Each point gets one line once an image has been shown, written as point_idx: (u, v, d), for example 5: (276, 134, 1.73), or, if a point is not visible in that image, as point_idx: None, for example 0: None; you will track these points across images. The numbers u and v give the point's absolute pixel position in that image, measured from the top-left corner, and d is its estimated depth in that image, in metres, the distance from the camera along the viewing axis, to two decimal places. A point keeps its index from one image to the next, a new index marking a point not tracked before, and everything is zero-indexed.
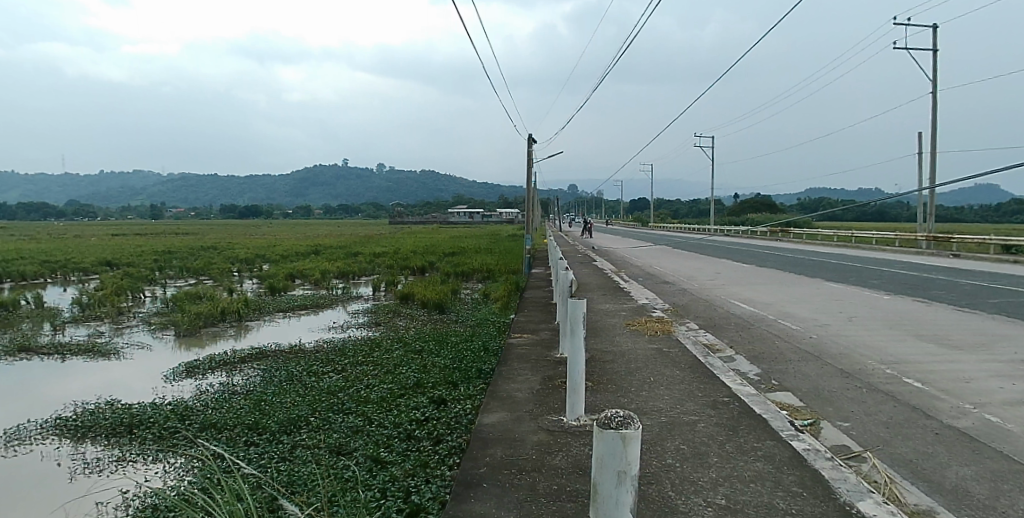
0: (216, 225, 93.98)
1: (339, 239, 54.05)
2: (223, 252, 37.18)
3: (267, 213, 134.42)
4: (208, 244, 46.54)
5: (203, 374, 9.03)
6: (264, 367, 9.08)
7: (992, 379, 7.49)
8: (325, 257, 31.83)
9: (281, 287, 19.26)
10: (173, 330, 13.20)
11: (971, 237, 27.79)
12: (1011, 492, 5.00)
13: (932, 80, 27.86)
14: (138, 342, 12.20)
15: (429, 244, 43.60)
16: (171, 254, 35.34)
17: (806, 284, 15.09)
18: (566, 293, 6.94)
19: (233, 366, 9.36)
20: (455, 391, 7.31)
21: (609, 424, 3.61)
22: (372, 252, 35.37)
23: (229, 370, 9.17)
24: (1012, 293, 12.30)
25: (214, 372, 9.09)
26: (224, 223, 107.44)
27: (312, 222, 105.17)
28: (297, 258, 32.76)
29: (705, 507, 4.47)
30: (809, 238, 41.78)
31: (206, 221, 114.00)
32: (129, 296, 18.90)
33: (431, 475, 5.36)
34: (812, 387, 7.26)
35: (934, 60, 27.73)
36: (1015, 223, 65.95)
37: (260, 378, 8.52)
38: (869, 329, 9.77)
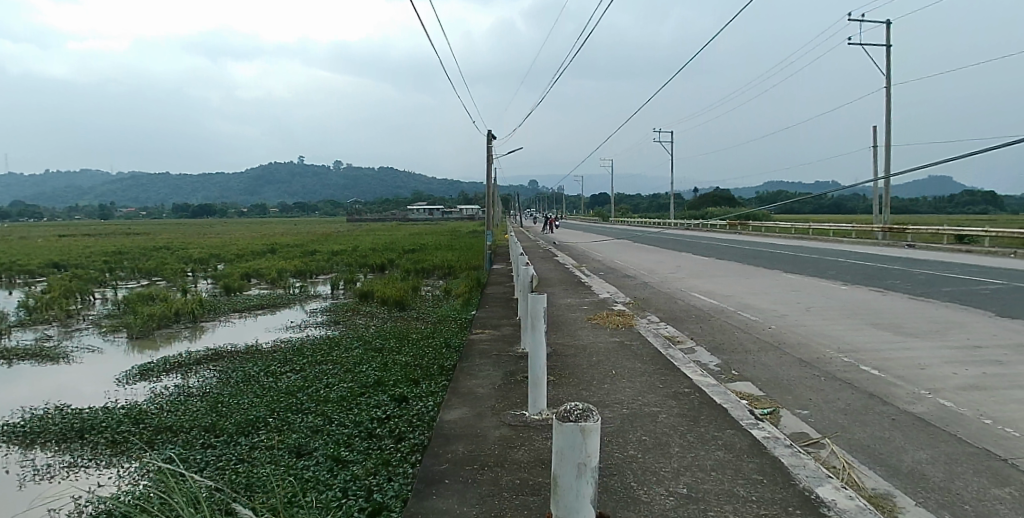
0: (173, 225, 92.22)
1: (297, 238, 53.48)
2: (178, 252, 36.43)
3: (230, 214, 132.32)
4: (163, 243, 45.70)
5: (157, 376, 8.86)
6: (222, 368, 8.97)
7: (945, 365, 7.70)
8: (284, 257, 31.46)
9: (237, 287, 18.98)
10: (125, 332, 12.93)
11: (924, 228, 28.63)
12: (966, 474, 5.12)
13: (886, 75, 28.61)
14: (89, 345, 11.94)
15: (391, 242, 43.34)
16: (123, 256, 34.56)
17: (766, 275, 15.36)
18: (527, 288, 6.91)
19: (188, 367, 9.20)
20: (416, 388, 7.26)
21: (569, 418, 3.60)
22: (332, 250, 35.08)
23: (184, 372, 8.98)
24: (963, 281, 12.70)
25: (169, 374, 8.93)
26: (181, 222, 105.24)
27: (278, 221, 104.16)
28: (254, 257, 32.27)
29: (667, 496, 4.50)
30: (768, 232, 42.67)
31: (166, 222, 111.70)
32: (78, 298, 18.43)
33: (393, 472, 5.31)
34: (771, 376, 7.37)
35: (888, 55, 28.60)
36: (966, 213, 68.20)
37: (216, 379, 8.39)
38: (827, 318, 9.97)
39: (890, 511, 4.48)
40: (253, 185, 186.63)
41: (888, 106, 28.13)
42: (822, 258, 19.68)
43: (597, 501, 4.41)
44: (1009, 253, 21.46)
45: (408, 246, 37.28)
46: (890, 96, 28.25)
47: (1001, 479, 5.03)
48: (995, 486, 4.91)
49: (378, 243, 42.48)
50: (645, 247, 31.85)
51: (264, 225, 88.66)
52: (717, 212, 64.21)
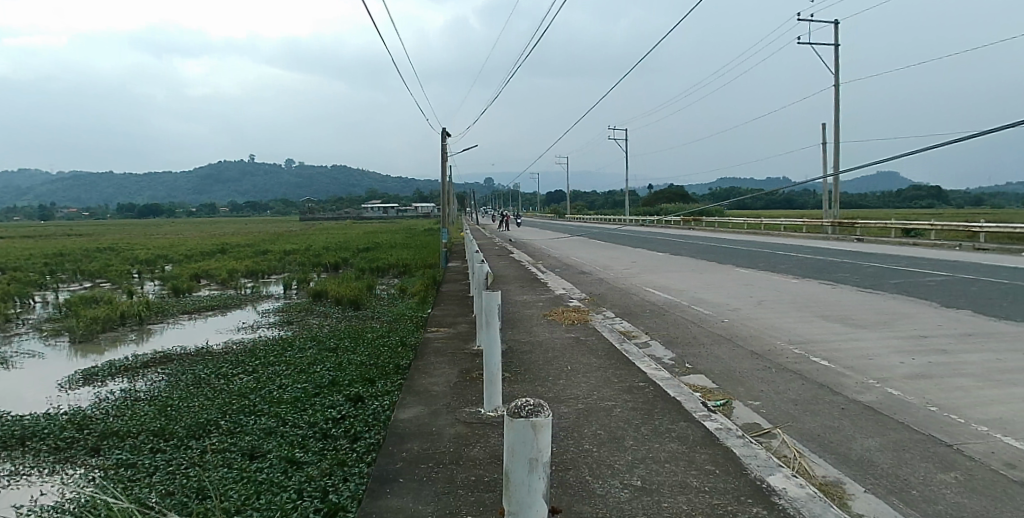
0: (121, 225, 89.76)
1: (247, 237, 52.61)
2: (123, 253, 35.48)
3: (186, 214, 129.53)
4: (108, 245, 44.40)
5: (103, 380, 8.66)
6: (171, 371, 8.79)
7: (893, 355, 7.93)
8: (234, 257, 30.92)
9: (185, 288, 18.63)
10: (67, 336, 12.58)
11: (872, 222, 29.48)
12: (912, 460, 5.28)
13: (835, 74, 29.38)
14: (29, 350, 11.60)
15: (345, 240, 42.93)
16: (63, 258, 33.52)
17: (720, 270, 15.63)
18: (482, 285, 6.91)
19: (135, 371, 9.00)
20: (372, 387, 7.21)
21: (521, 414, 3.60)
22: (284, 250, 34.58)
23: (131, 376, 8.77)
24: (908, 273, 13.10)
25: (115, 378, 8.73)
26: (132, 222, 102.52)
27: (237, 222, 102.44)
28: (202, 258, 31.66)
29: (621, 489, 4.55)
30: (722, 226, 43.45)
31: (118, 223, 108.82)
32: (18, 302, 17.85)
33: (349, 473, 5.27)
34: (723, 368, 7.50)
35: (836, 55, 29.40)
36: (915, 208, 70.45)
37: (165, 382, 8.23)
38: (779, 311, 10.18)
39: (839, 498, 4.60)
40: (211, 184, 182.90)
41: (837, 104, 28.91)
42: (774, 252, 20.13)
43: (552, 496, 4.43)
44: (954, 245, 22.24)
45: (363, 245, 36.99)
46: (839, 94, 29.03)
47: (946, 464, 5.20)
48: (941, 471, 5.07)
49: (333, 241, 42.04)
50: (602, 243, 32.15)
51: (218, 225, 87.01)
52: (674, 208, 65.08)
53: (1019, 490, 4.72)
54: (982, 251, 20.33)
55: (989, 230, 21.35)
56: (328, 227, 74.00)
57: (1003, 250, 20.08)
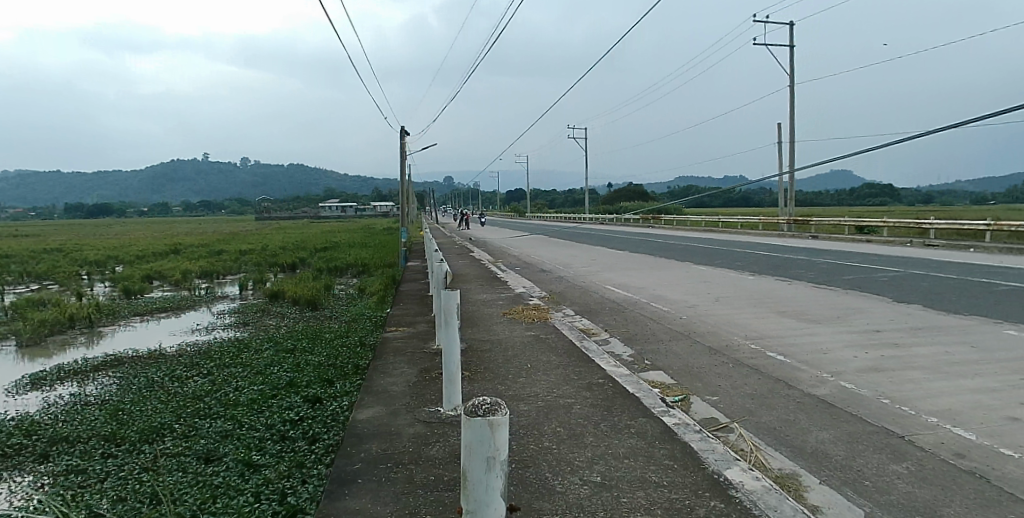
0: (73, 225, 87.28)
1: (201, 237, 51.67)
2: (71, 254, 34.52)
3: (145, 214, 126.59)
4: (53, 246, 43.00)
5: (51, 384, 8.44)
6: (122, 374, 8.61)
7: (847, 349, 8.13)
8: (188, 257, 30.37)
9: (137, 290, 18.26)
10: (12, 340, 12.25)
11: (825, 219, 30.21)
12: (866, 452, 5.43)
13: (790, 75, 30.04)
14: None
15: (303, 240, 42.44)
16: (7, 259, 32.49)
17: (678, 267, 15.84)
18: (441, 284, 6.89)
19: (85, 375, 8.79)
20: (330, 388, 7.16)
21: (477, 412, 3.60)
22: (240, 250, 34.03)
23: (80, 380, 8.57)
24: (860, 269, 13.45)
25: (64, 382, 8.52)
26: (86, 222, 99.76)
27: (196, 221, 100.02)
28: (154, 258, 31.03)
29: (581, 486, 4.59)
30: (681, 223, 44.04)
31: (71, 222, 105.83)
32: None
33: (307, 474, 5.22)
34: (681, 365, 7.61)
35: (791, 57, 30.11)
36: (870, 205, 72.34)
37: (117, 386, 8.06)
38: (735, 308, 10.35)
39: (796, 490, 4.70)
40: (172, 182, 179.07)
41: (792, 104, 29.56)
42: (732, 249, 20.47)
43: (512, 494, 4.45)
44: (905, 242, 22.89)
45: (321, 244, 36.59)
46: (793, 94, 29.69)
47: (898, 455, 5.35)
48: (894, 462, 5.21)
49: (290, 241, 41.52)
50: (563, 241, 32.36)
51: (174, 225, 85.18)
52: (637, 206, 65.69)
53: (966, 478, 4.89)
54: (932, 248, 20.93)
55: (939, 227, 22.02)
56: (285, 226, 73.07)
57: (951, 246, 20.72)
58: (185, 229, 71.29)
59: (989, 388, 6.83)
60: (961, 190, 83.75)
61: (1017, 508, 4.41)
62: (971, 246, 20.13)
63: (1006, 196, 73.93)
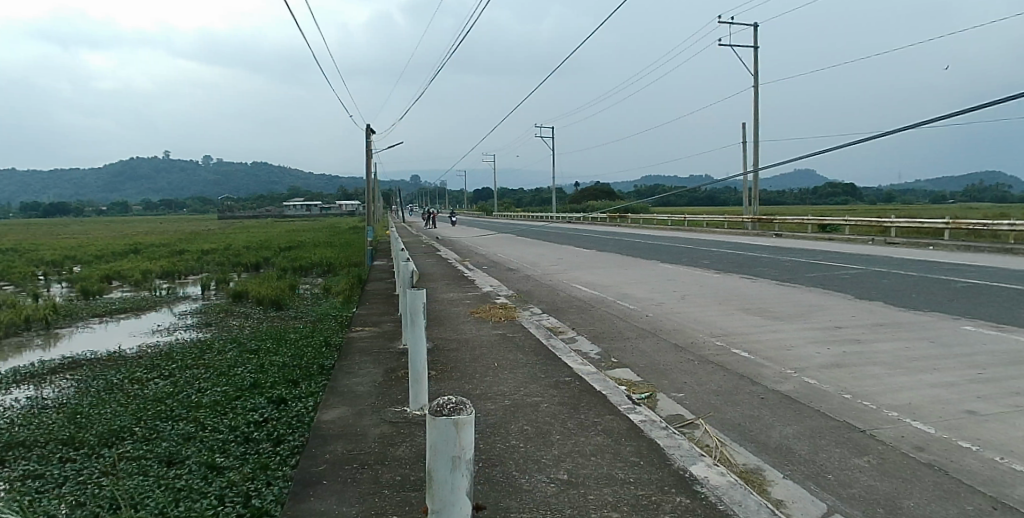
0: (29, 224, 84.95)
1: (160, 236, 50.68)
2: (25, 255, 33.63)
3: (107, 212, 123.85)
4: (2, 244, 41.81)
5: (6, 388, 8.23)
6: (81, 377, 8.42)
7: (810, 345, 8.30)
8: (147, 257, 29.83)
9: (95, 291, 17.89)
10: None
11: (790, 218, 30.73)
12: (828, 446, 5.54)
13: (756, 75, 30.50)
14: None
15: (268, 239, 41.93)
16: None
17: (645, 265, 16.00)
18: (407, 284, 6.87)
19: (42, 378, 8.58)
20: (295, 389, 7.10)
21: (443, 412, 3.56)
22: (201, 249, 33.52)
23: (37, 383, 8.36)
24: (822, 267, 13.72)
25: (20, 385, 8.31)
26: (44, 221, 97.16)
27: (162, 220, 98.08)
28: (113, 258, 30.40)
29: (548, 484, 4.62)
30: (649, 220, 44.45)
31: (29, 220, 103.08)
32: None
33: (272, 476, 5.17)
34: (647, 362, 7.69)
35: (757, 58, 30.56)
36: (833, 204, 73.83)
37: (75, 389, 7.88)
38: (701, 305, 10.49)
39: (760, 485, 4.78)
40: (136, 180, 175.43)
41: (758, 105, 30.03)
42: (698, 248, 20.71)
43: (479, 493, 4.45)
44: (867, 240, 23.40)
45: (286, 243, 36.19)
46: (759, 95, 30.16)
47: (860, 449, 5.48)
48: (856, 456, 5.33)
49: (254, 240, 40.97)
50: (531, 240, 32.45)
51: (135, 224, 83.46)
52: (605, 205, 66.10)
53: (926, 471, 5.02)
54: (893, 246, 21.42)
55: (900, 225, 22.54)
56: (247, 225, 72.02)
57: (911, 244, 21.24)
58: (144, 228, 69.84)
59: (947, 383, 7.02)
60: (921, 189, 85.83)
61: (974, 500, 4.53)
62: (929, 244, 20.66)
63: (964, 195, 76.04)
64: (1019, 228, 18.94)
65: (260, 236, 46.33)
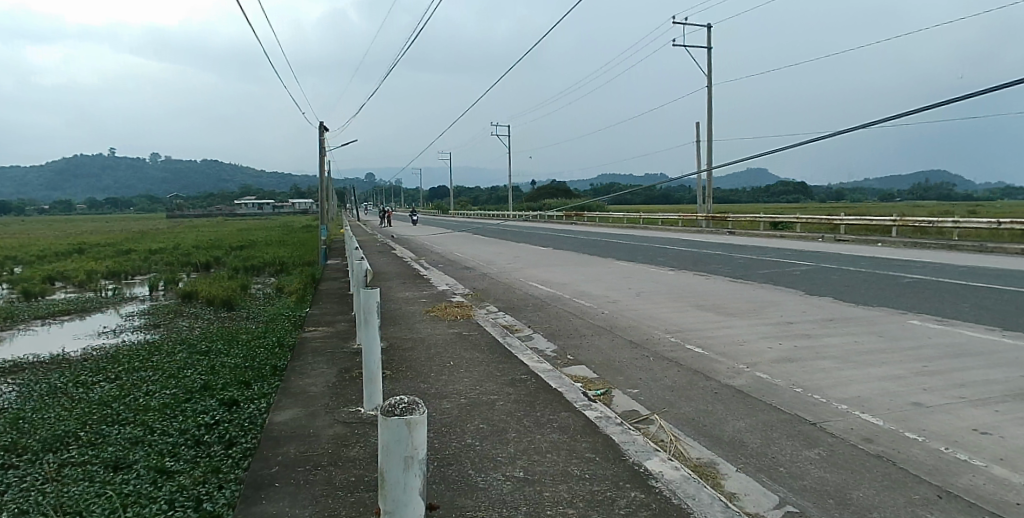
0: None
1: (103, 236, 49.12)
2: None
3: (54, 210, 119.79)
4: None
5: None
6: (22, 381, 8.15)
7: (763, 340, 8.50)
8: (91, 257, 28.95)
9: (36, 293, 17.31)
10: None
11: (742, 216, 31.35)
12: (779, 439, 5.69)
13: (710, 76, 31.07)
14: None
15: (217, 238, 41.07)
16: None
17: (601, 263, 16.15)
18: (362, 282, 6.83)
19: None
20: (247, 391, 7.01)
21: (395, 412, 3.53)
22: (148, 249, 32.65)
23: None
24: (773, 264, 14.04)
25: None
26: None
27: (114, 220, 95.44)
28: (55, 259, 29.39)
29: (504, 481, 4.64)
30: (607, 218, 44.86)
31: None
32: None
33: (224, 479, 5.08)
34: (602, 358, 7.79)
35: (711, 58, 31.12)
36: (787, 202, 75.57)
37: (16, 394, 7.62)
38: (656, 302, 10.65)
39: (713, 478, 4.88)
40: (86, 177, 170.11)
41: (712, 105, 30.61)
42: (654, 245, 20.99)
43: (435, 493, 4.45)
44: (818, 236, 24.01)
45: (237, 242, 35.51)
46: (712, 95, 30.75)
47: (811, 441, 5.63)
48: (806, 448, 5.48)
49: (202, 240, 40.07)
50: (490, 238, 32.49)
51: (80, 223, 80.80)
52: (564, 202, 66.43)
53: (873, 462, 5.18)
54: (843, 243, 22.02)
55: (850, 222, 23.16)
56: (196, 223, 70.25)
57: (860, 241, 21.93)
58: (88, 228, 67.69)
59: (894, 375, 7.26)
60: (872, 187, 88.36)
61: (920, 489, 4.70)
62: (878, 240, 21.28)
63: (912, 192, 78.61)
64: (962, 225, 19.65)
65: (210, 236, 45.41)
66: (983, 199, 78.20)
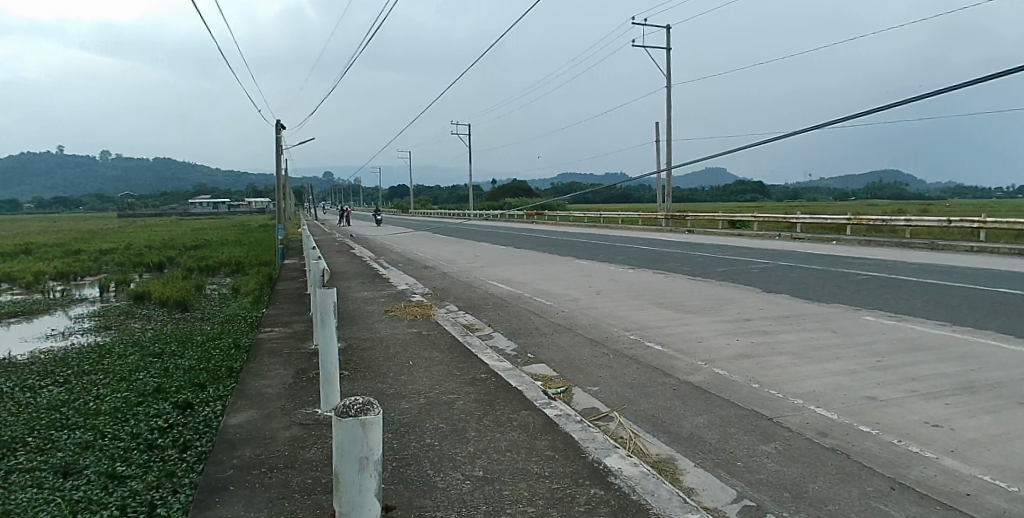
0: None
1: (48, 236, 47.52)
2: None
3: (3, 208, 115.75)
4: None
5: None
6: None
7: (720, 337, 8.66)
8: (36, 258, 28.01)
9: None
10: None
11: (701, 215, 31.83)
12: (735, 434, 5.81)
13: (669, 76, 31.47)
14: None
15: (168, 238, 40.10)
16: None
17: (561, 262, 16.26)
18: (319, 282, 6.78)
19: None
20: (202, 394, 6.91)
21: (349, 414, 3.50)
22: (97, 250, 31.76)
23: None
24: (730, 262, 14.29)
25: None
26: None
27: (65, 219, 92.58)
28: None
29: (463, 481, 4.65)
30: (569, 216, 45.06)
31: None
32: None
33: (178, 484, 5.00)
34: (562, 357, 7.85)
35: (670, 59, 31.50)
36: (747, 200, 76.87)
37: None
38: (615, 300, 10.77)
39: (672, 474, 4.97)
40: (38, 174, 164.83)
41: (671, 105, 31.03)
42: (615, 244, 21.19)
43: (393, 493, 4.45)
44: (774, 235, 24.53)
45: (191, 242, 34.76)
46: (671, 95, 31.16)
47: (767, 436, 5.76)
48: (763, 443, 5.60)
49: (154, 239, 39.06)
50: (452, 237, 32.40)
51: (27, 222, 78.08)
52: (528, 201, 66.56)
53: (828, 455, 5.32)
54: (799, 241, 22.51)
55: (805, 221, 23.69)
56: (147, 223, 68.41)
57: (815, 239, 22.46)
58: (34, 227, 65.41)
59: (849, 370, 7.46)
60: (829, 186, 90.39)
61: (874, 481, 4.84)
62: (833, 238, 21.79)
63: (867, 191, 80.64)
64: (914, 223, 20.25)
65: (161, 236, 44.35)
66: (935, 198, 80.61)
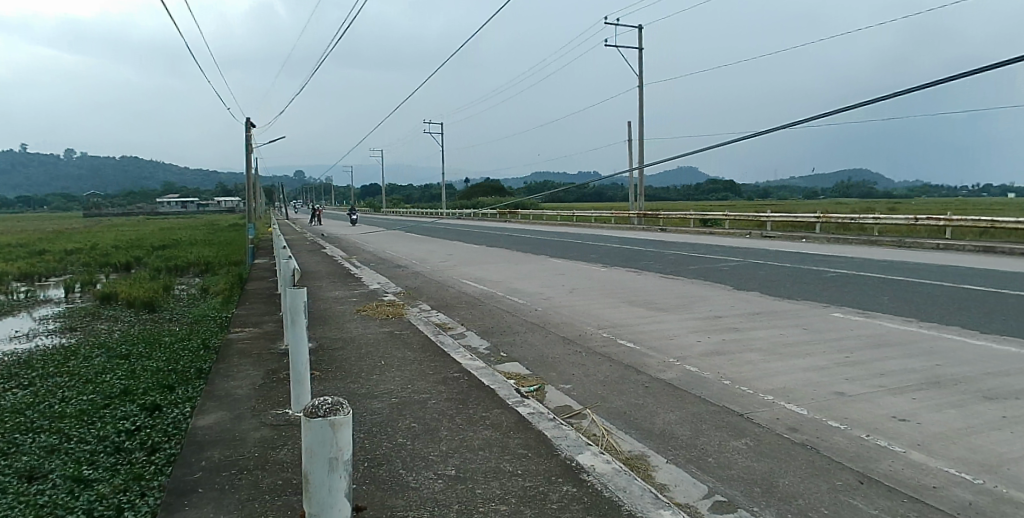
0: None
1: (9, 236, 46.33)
2: None
3: None
4: None
5: None
6: None
7: (692, 334, 8.77)
8: None
9: None
10: None
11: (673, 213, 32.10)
12: (706, 430, 5.90)
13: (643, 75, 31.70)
14: None
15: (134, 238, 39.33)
16: None
17: (535, 260, 16.31)
18: (289, 282, 6.73)
19: None
20: (170, 396, 6.84)
21: (318, 414, 3.49)
22: (60, 250, 31.06)
23: None
24: (701, 260, 14.46)
25: None
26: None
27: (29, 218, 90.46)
28: None
29: (435, 480, 4.67)
30: (544, 214, 45.12)
31: None
32: None
33: (146, 487, 4.95)
34: (535, 355, 7.89)
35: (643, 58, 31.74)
36: (721, 198, 77.64)
37: None
38: (588, 298, 10.84)
39: (645, 470, 5.03)
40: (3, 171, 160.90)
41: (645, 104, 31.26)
42: (588, 242, 21.31)
43: (365, 493, 4.46)
44: (746, 233, 24.83)
45: (159, 242, 34.17)
46: None
47: (738, 431, 5.86)
48: (733, 439, 5.70)
49: (119, 239, 38.30)
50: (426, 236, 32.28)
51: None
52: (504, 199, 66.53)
53: (797, 450, 5.43)
54: (770, 239, 22.82)
55: (775, 219, 24.01)
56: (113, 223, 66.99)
57: (785, 237, 22.79)
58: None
59: (818, 366, 7.60)
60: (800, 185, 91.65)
61: (842, 475, 4.95)
62: (803, 237, 22.13)
63: (837, 190, 81.92)
64: (881, 222, 20.64)
65: (128, 236, 43.53)
66: (904, 197, 82.19)
